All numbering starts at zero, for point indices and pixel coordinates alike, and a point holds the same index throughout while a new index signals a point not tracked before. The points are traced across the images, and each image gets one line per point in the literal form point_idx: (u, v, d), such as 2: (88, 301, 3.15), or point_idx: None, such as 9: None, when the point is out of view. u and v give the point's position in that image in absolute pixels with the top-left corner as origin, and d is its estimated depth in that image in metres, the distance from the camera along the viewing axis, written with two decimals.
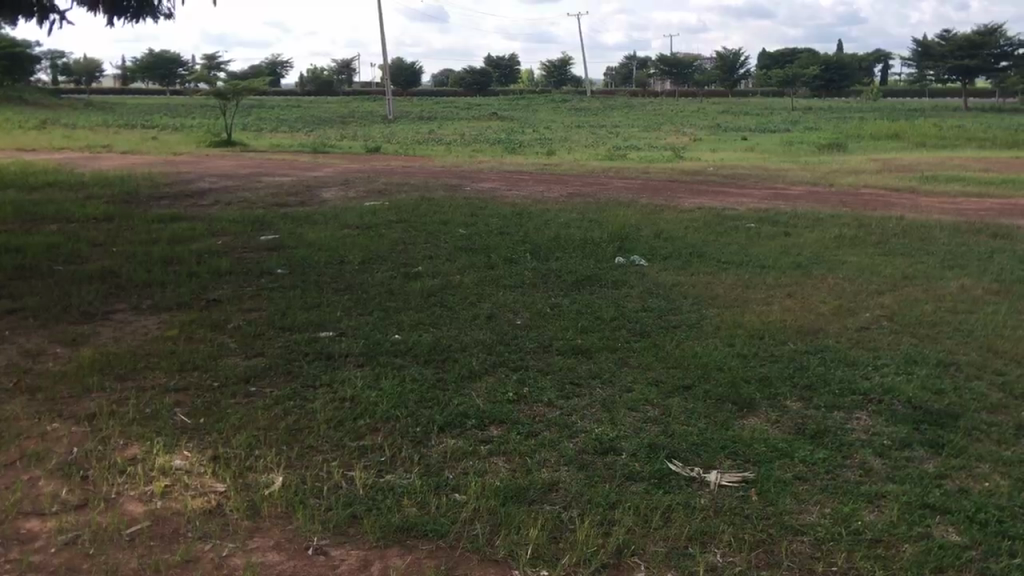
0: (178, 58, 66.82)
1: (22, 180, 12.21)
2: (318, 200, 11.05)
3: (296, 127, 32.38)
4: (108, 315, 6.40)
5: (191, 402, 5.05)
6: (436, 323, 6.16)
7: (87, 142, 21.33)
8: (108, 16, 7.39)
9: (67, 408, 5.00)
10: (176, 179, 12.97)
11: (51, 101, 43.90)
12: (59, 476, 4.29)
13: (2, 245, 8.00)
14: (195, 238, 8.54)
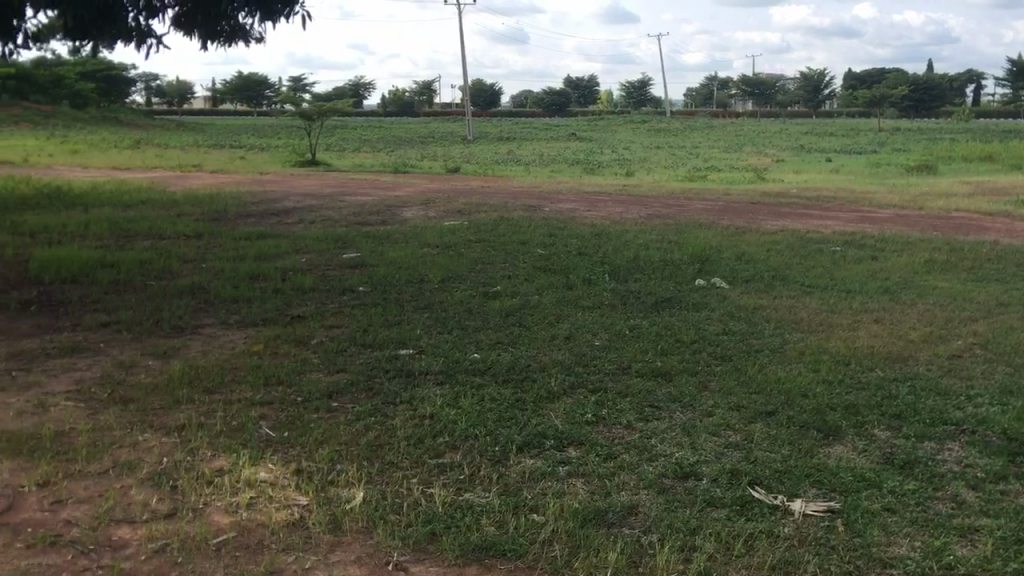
0: (266, 80, 69.01)
1: (117, 198, 12.65)
2: (398, 219, 11.23)
3: (376, 147, 33.07)
4: (197, 329, 6.60)
5: (275, 416, 5.17)
6: (514, 342, 6.18)
7: (180, 161, 22.11)
8: (202, 41, 7.54)
9: (157, 419, 5.17)
10: (261, 198, 13.29)
11: (146, 122, 45.38)
12: (149, 485, 4.45)
13: (98, 259, 8.32)
14: (280, 256, 8.74)
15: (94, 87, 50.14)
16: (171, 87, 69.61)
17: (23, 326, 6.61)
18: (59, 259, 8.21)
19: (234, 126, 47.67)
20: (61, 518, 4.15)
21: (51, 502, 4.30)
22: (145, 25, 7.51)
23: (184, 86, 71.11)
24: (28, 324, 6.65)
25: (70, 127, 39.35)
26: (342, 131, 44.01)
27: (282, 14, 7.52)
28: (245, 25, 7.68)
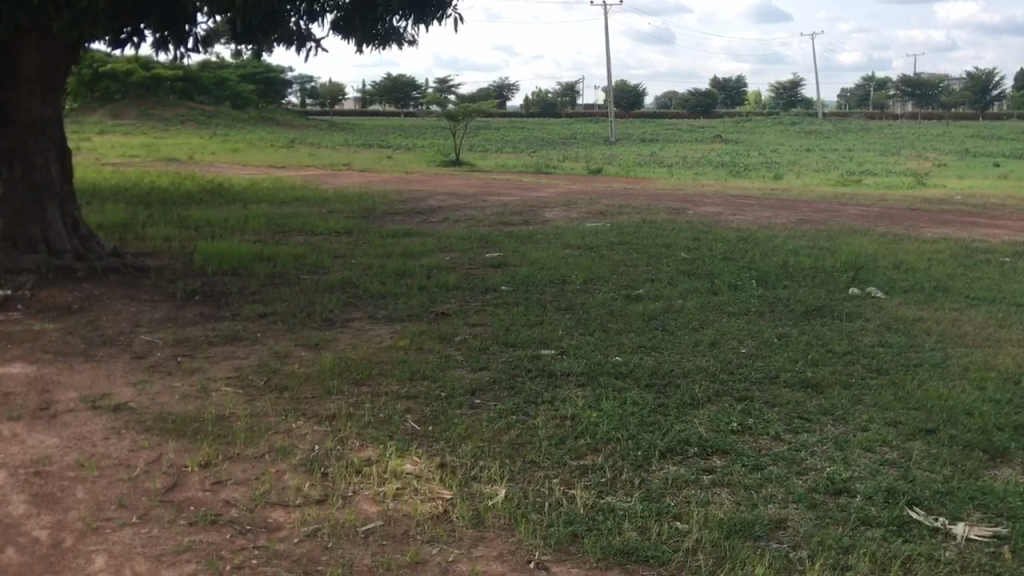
0: (411, 82, 70.85)
1: (274, 195, 13.25)
2: (541, 220, 11.31)
3: (519, 148, 33.43)
4: (347, 322, 6.84)
5: (420, 410, 5.30)
6: (657, 347, 6.11)
7: (331, 160, 22.94)
8: (359, 45, 7.81)
9: (310, 408, 5.39)
10: (408, 197, 13.65)
11: (301, 122, 47.37)
12: (302, 471, 4.64)
13: (256, 253, 8.74)
14: (425, 253, 8.95)
15: (253, 89, 52.69)
16: (322, 88, 72.42)
17: (188, 314, 7.02)
18: (221, 251, 8.68)
19: (381, 126, 49.22)
20: (221, 498, 4.39)
21: (212, 482, 4.55)
22: (305, 30, 7.84)
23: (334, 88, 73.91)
24: (192, 313, 7.06)
25: (231, 127, 41.57)
26: (485, 132, 44.70)
27: (435, 17, 7.71)
28: (397, 28, 7.91)
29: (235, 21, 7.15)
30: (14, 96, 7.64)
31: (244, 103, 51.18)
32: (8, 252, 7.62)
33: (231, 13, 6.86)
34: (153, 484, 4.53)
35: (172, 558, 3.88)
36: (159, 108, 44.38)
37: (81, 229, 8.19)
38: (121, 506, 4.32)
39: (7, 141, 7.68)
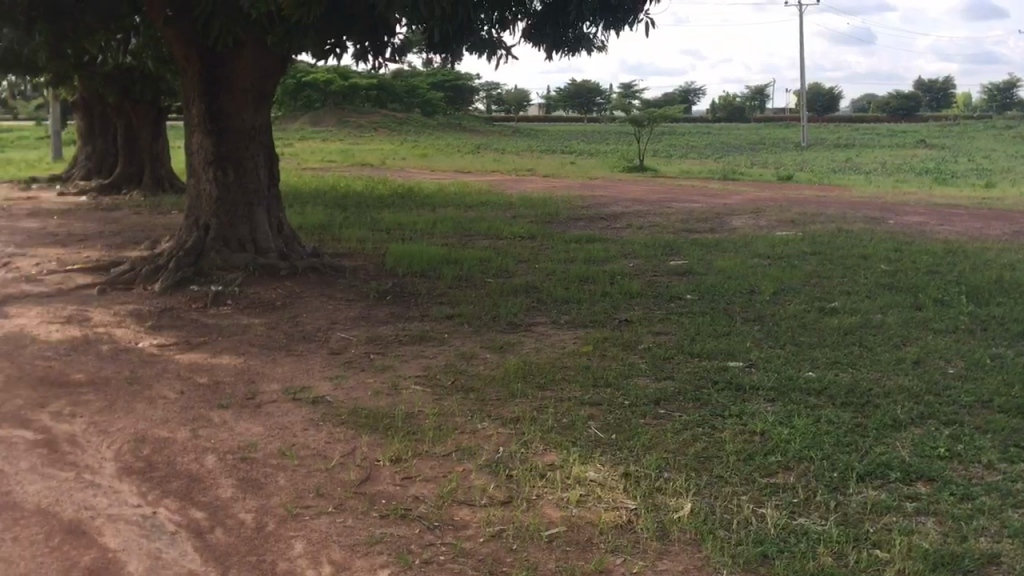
0: (594, 87, 71.05)
1: (462, 200, 13.62)
2: (727, 228, 11.05)
3: (704, 153, 32.84)
4: (530, 326, 6.93)
5: (604, 417, 5.29)
6: (854, 364, 5.83)
7: (516, 166, 23.33)
8: (550, 53, 7.90)
9: (495, 409, 5.49)
10: (591, 202, 13.68)
11: (486, 128, 48.46)
12: (487, 472, 4.72)
13: (443, 255, 9.01)
14: (608, 260, 8.93)
15: (441, 97, 54.43)
16: (507, 94, 73.82)
17: (380, 313, 7.32)
18: (411, 254, 9.00)
19: (564, 131, 49.67)
20: (410, 494, 4.54)
21: (401, 477, 4.71)
22: (497, 38, 8.00)
23: (518, 94, 75.22)
24: (383, 312, 7.35)
25: (421, 133, 43.09)
26: (670, 138, 44.18)
27: (626, 23, 7.68)
28: (588, 35, 7.94)
29: (431, 32, 7.38)
30: (231, 106, 8.22)
31: (433, 110, 53.00)
32: (221, 251, 8.26)
33: (428, 25, 7.09)
34: (348, 476, 4.73)
35: (365, 549, 4.04)
36: (355, 116, 46.64)
37: (285, 231, 8.74)
38: (319, 495, 4.55)
39: (223, 148, 8.29)
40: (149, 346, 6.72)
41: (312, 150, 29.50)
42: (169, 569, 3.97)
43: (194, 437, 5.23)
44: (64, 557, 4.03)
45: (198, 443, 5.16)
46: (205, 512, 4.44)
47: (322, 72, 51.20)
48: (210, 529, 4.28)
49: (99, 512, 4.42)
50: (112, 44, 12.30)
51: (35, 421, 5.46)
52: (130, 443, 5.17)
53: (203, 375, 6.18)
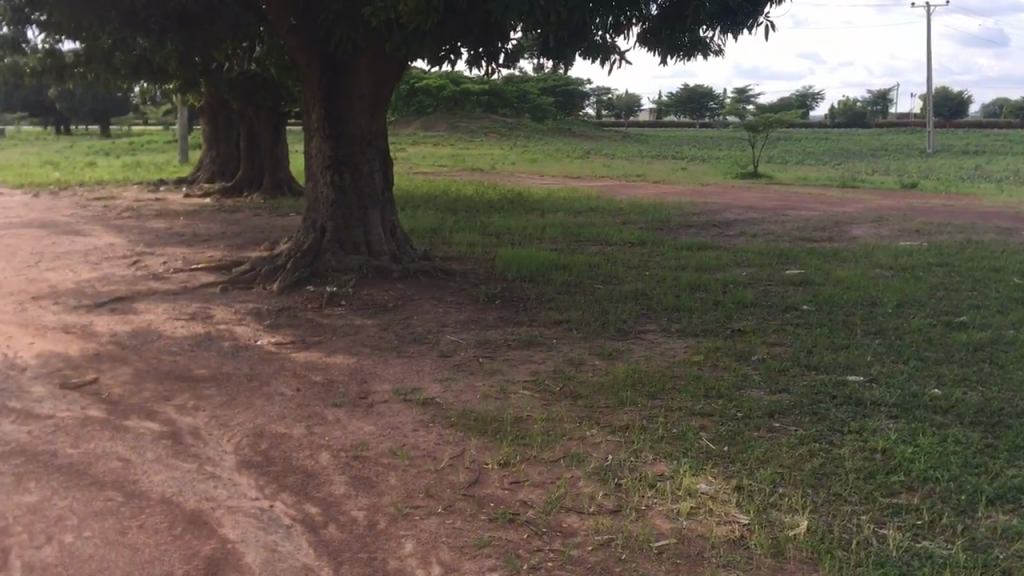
0: (706, 91, 70.04)
1: (571, 205, 13.61)
2: (847, 237, 10.71)
3: (822, 160, 31.90)
4: (640, 333, 6.86)
5: (716, 428, 5.18)
6: (985, 381, 5.55)
7: (626, 172, 23.18)
8: (664, 57, 7.83)
9: (604, 417, 5.45)
10: (704, 209, 13.47)
11: (596, 133, 48.31)
12: (596, 479, 4.69)
13: (552, 260, 9.02)
14: (720, 268, 8.77)
15: (551, 102, 54.58)
16: (618, 100, 73.38)
17: (489, 317, 7.37)
18: (520, 258, 9.04)
19: (674, 137, 49.12)
20: (519, 498, 4.54)
21: (510, 482, 4.72)
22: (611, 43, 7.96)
23: (628, 99, 74.79)
24: (493, 316, 7.40)
25: (531, 138, 43.28)
26: (786, 144, 43.09)
27: (745, 27, 7.54)
28: (704, 39, 7.84)
29: (545, 37, 7.40)
30: (349, 111, 8.42)
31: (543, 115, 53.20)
32: (336, 253, 8.48)
33: (543, 30, 7.11)
34: (457, 478, 4.77)
35: (473, 551, 4.06)
36: (466, 121, 47.22)
37: (398, 234, 8.90)
38: (428, 496, 4.60)
39: (340, 152, 8.50)
40: (267, 344, 6.94)
41: (424, 155, 30.01)
42: (284, 562, 4.08)
43: (309, 434, 5.37)
44: (186, 546, 4.18)
45: (312, 440, 5.29)
46: (318, 508, 4.55)
47: (434, 78, 52.05)
48: (323, 525, 4.38)
49: (219, 504, 4.57)
50: (238, 52, 12.78)
51: (161, 413, 5.71)
52: (248, 438, 5.34)
53: (317, 373, 6.34)
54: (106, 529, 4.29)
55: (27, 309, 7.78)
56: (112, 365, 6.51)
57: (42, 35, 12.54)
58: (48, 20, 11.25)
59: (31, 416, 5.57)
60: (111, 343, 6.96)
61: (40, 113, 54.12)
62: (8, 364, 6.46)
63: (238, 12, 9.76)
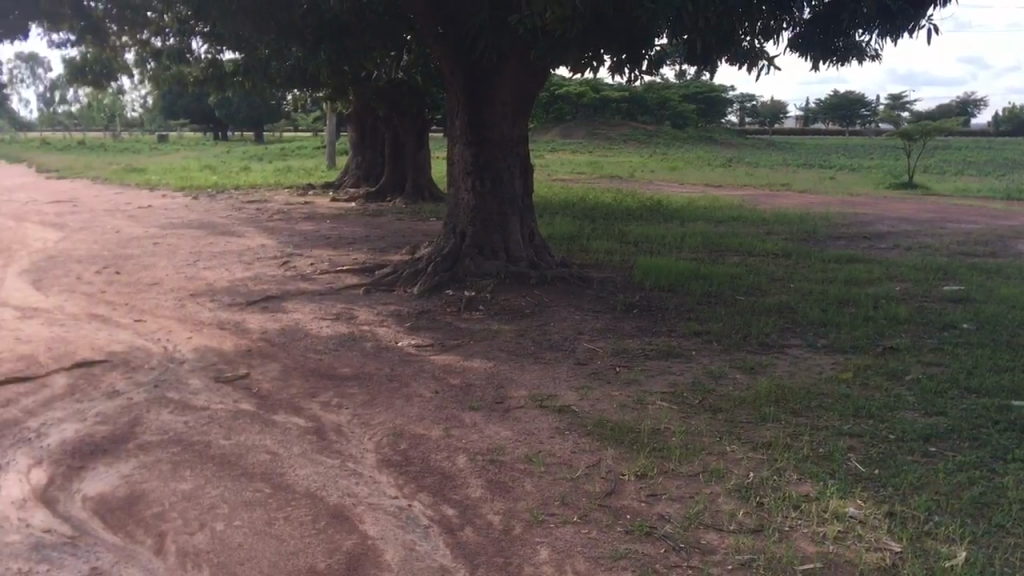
0: (857, 98, 67.45)
1: (714, 214, 13.36)
2: (1013, 252, 10.08)
3: (984, 170, 30.16)
4: (784, 348, 6.65)
5: (865, 450, 4.96)
6: None
7: (770, 181, 22.55)
8: (816, 61, 7.60)
9: (745, 433, 5.30)
10: (854, 221, 12.96)
11: (738, 140, 47.26)
12: (737, 497, 4.56)
13: (692, 270, 8.87)
14: (871, 281, 8.41)
15: (693, 109, 53.78)
16: (761, 107, 71.59)
17: (627, 326, 7.30)
18: (660, 267, 8.92)
19: (821, 145, 47.51)
20: (656, 512, 4.46)
21: (647, 494, 4.64)
22: (759, 48, 7.75)
23: (773, 107, 72.93)
24: (631, 325, 7.33)
25: (671, 146, 42.75)
26: (943, 153, 40.94)
27: (905, 30, 7.22)
28: (860, 43, 7.57)
29: (692, 42, 7.28)
30: (491, 118, 8.52)
31: (684, 122, 52.46)
32: (475, 258, 8.60)
33: (691, 35, 6.99)
34: (594, 488, 4.73)
35: (609, 563, 4.02)
36: (604, 129, 47.11)
37: (536, 240, 8.95)
38: (564, 504, 4.57)
39: (481, 159, 8.61)
40: (407, 346, 7.09)
41: (562, 162, 30.10)
42: (422, 562, 4.13)
43: (446, 436, 5.44)
44: (329, 540, 4.30)
45: (450, 442, 5.36)
46: (455, 509, 4.60)
47: (574, 85, 52.18)
48: (460, 527, 4.43)
49: (360, 500, 4.69)
50: (386, 61, 13.16)
51: (306, 409, 5.91)
52: (388, 437, 5.46)
53: (455, 376, 6.43)
54: (255, 519, 4.46)
55: (186, 305, 8.22)
56: (262, 361, 6.79)
57: (206, 46, 13.27)
58: (211, 31, 11.89)
59: (187, 407, 5.88)
60: (261, 339, 7.26)
61: (202, 120, 57.32)
62: (168, 357, 6.84)
63: (387, 21, 10.05)
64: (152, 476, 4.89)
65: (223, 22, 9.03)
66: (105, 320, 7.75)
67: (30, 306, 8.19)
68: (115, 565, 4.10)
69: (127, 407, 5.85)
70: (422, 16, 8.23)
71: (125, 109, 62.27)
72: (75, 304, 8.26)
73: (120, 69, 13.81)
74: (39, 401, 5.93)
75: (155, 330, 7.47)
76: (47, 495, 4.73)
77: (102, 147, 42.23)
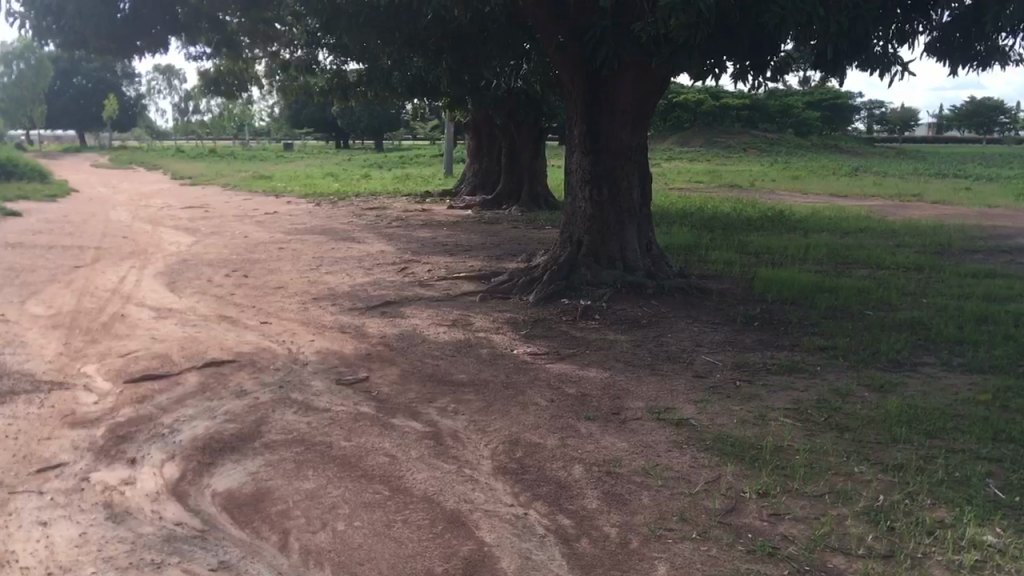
0: (994, 104, 64.27)
1: (840, 225, 12.96)
2: None
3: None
4: (915, 366, 6.40)
5: (1006, 476, 4.71)
6: None
7: (900, 191, 21.72)
8: (953, 67, 7.30)
9: (874, 453, 5.10)
10: (993, 233, 12.35)
11: (864, 149, 45.72)
12: (865, 520, 4.37)
13: (817, 283, 8.62)
14: (1012, 298, 8.00)
15: (816, 116, 52.28)
16: (888, 114, 69.01)
17: (748, 339, 7.14)
18: (782, 279, 8.70)
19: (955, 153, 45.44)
20: (779, 531, 4.33)
21: (769, 513, 4.50)
22: (891, 53, 7.49)
23: (902, 114, 70.21)
24: (751, 339, 7.17)
25: (793, 154, 41.69)
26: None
27: None
28: (1002, 47, 7.23)
29: (821, 48, 7.07)
30: (611, 126, 8.48)
31: (806, 130, 51.12)
32: (592, 266, 8.58)
33: (819, 41, 6.81)
34: (713, 504, 4.62)
35: None
36: (723, 137, 46.33)
37: (654, 250, 8.85)
38: (683, 519, 4.48)
39: (599, 167, 8.58)
40: (523, 354, 7.11)
41: (681, 171, 29.75)
42: (538, 571, 4.12)
43: (562, 446, 5.41)
44: (446, 545, 4.33)
45: (566, 452, 5.33)
46: (572, 520, 4.56)
47: (692, 93, 51.50)
48: (576, 538, 4.39)
49: (476, 507, 4.70)
50: (505, 70, 13.29)
51: (424, 414, 5.99)
52: (504, 444, 5.48)
53: (571, 386, 6.40)
54: (374, 520, 4.53)
55: (309, 308, 8.46)
56: (382, 365, 6.92)
57: (331, 57, 13.68)
58: (337, 43, 12.25)
59: (310, 408, 6.04)
60: (381, 344, 7.41)
61: (325, 129, 59.15)
62: (292, 358, 7.06)
63: (506, 31, 10.14)
64: (277, 475, 5.04)
65: (349, 34, 9.29)
66: (234, 321, 8.06)
67: (165, 307, 8.58)
68: (242, 559, 4.23)
69: (254, 406, 6.05)
70: (542, 25, 8.26)
71: (253, 119, 64.81)
72: (206, 305, 8.62)
73: (251, 80, 14.38)
74: (173, 398, 6.20)
75: (280, 333, 7.71)
76: (178, 488, 4.93)
77: (231, 154, 44.05)
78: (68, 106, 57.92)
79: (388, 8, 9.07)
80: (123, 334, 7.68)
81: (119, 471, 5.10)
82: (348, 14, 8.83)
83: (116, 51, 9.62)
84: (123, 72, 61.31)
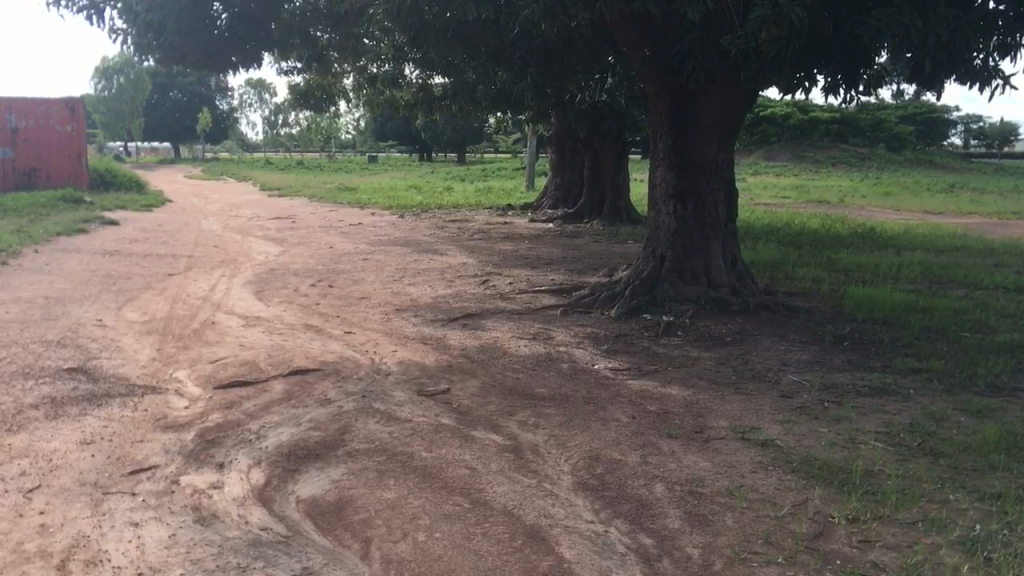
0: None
1: (935, 243, 12.58)
2: None
3: None
4: (1015, 392, 6.17)
5: None
6: None
7: (1003, 210, 20.85)
8: None
9: (971, 481, 4.91)
10: None
11: (961, 164, 44.17)
12: (960, 550, 4.20)
13: (910, 302, 8.37)
14: None
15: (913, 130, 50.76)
16: (988, 128, 66.49)
17: (836, 359, 6.97)
18: (872, 298, 8.48)
19: None
20: (870, 559, 4.19)
21: (859, 539, 4.36)
22: (992, 65, 7.25)
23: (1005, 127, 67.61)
24: (840, 359, 6.99)
25: (887, 170, 40.52)
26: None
27: None
28: None
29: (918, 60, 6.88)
30: (696, 140, 8.42)
31: (899, 145, 49.65)
32: (674, 282, 8.50)
33: (914, 51, 6.63)
34: (801, 527, 4.49)
35: None
36: (813, 152, 45.34)
37: (738, 266, 8.70)
38: (768, 543, 4.37)
39: (683, 181, 8.52)
40: (603, 369, 7.05)
41: (769, 185, 29.26)
42: None
43: (644, 463, 5.34)
44: (526, 560, 4.31)
45: (648, 470, 5.26)
46: (653, 539, 4.48)
47: (782, 107, 50.58)
48: (658, 557, 4.32)
49: (556, 522, 4.67)
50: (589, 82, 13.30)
51: (504, 427, 5.99)
52: (585, 460, 5.43)
53: (653, 403, 6.31)
54: (454, 532, 4.54)
55: (392, 319, 8.55)
56: (463, 377, 6.95)
57: (417, 70, 13.85)
58: (423, 57, 12.40)
59: (393, 418, 6.10)
60: (462, 356, 7.44)
61: (410, 142, 59.85)
62: (375, 368, 7.14)
63: (592, 45, 10.14)
64: (359, 484, 5.09)
65: (436, 49, 9.40)
66: (319, 331, 8.19)
67: (252, 315, 8.77)
68: (325, 566, 4.27)
69: (338, 415, 6.14)
70: (628, 38, 8.26)
71: (340, 131, 66.04)
72: (292, 314, 8.79)
73: (337, 94, 14.64)
74: (260, 405, 6.33)
75: (363, 343, 7.81)
76: (265, 493, 5.03)
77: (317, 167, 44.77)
78: (164, 119, 59.88)
79: (476, 22, 9.13)
80: (212, 340, 7.89)
81: (208, 475, 5.23)
82: (436, 30, 8.95)
83: (211, 66, 9.92)
84: (217, 85, 63.18)
